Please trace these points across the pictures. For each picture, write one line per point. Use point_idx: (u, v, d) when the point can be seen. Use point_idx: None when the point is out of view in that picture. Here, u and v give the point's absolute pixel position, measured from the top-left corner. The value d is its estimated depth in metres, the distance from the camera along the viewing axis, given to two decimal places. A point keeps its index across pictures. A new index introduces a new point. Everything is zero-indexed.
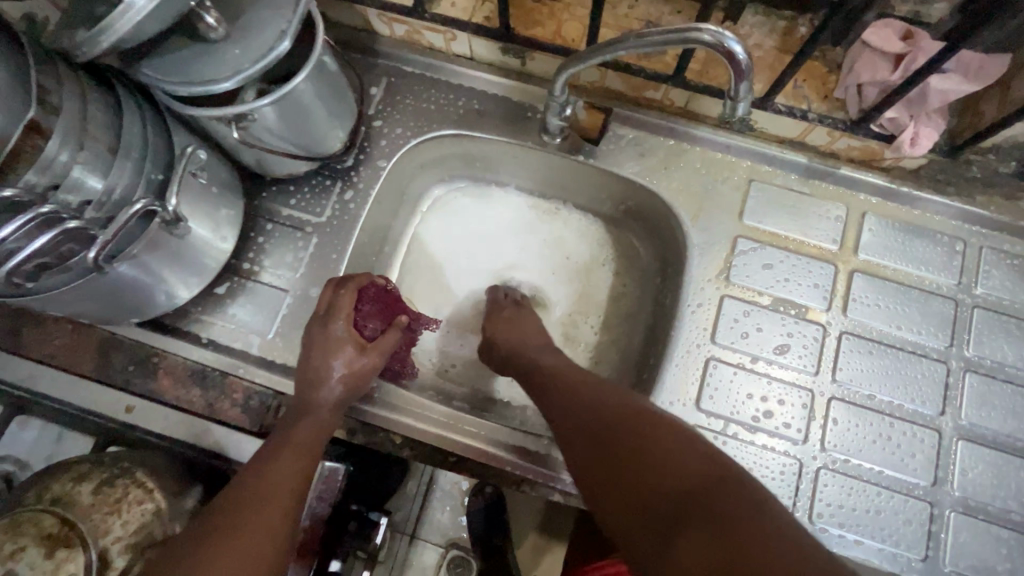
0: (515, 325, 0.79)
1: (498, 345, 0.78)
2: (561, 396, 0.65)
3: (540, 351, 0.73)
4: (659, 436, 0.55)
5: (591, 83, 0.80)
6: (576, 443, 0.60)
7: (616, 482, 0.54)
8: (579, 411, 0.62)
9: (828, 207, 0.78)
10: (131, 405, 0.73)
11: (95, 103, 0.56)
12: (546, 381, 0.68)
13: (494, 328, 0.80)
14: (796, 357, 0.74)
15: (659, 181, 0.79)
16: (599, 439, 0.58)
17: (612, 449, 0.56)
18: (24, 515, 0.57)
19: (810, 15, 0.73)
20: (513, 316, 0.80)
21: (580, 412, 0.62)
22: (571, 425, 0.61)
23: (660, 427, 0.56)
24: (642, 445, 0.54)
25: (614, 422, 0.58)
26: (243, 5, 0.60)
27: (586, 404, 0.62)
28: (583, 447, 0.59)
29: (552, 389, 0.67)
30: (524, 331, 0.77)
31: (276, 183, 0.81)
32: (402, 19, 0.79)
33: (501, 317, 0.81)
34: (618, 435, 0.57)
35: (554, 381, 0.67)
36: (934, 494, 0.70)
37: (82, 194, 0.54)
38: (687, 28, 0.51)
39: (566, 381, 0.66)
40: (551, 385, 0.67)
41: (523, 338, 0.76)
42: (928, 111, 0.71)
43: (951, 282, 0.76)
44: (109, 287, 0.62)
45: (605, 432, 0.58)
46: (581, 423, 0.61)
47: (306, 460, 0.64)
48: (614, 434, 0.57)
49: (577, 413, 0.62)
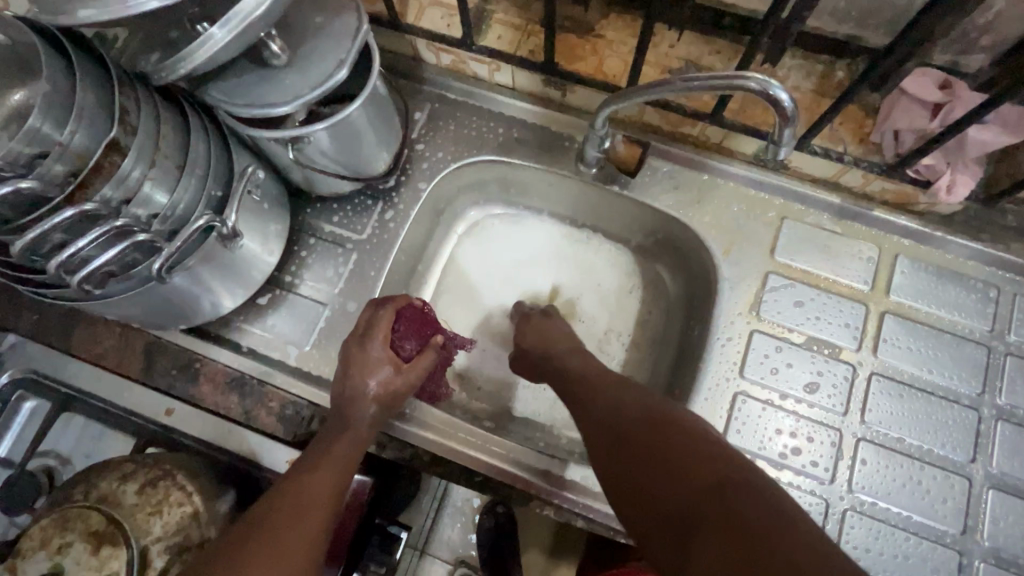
0: (559, 329, 0.80)
1: (528, 348, 0.79)
2: (586, 400, 0.66)
3: (569, 353, 0.75)
4: (679, 436, 0.55)
5: (630, 117, 0.82)
6: (603, 447, 0.61)
7: (641, 484, 0.54)
8: (605, 416, 0.63)
9: (861, 247, 0.79)
10: (171, 408, 0.75)
11: (167, 123, 0.59)
12: (573, 388, 0.69)
13: (523, 329, 0.82)
14: (825, 396, 0.74)
15: (693, 214, 0.81)
16: (626, 441, 0.58)
17: (637, 450, 0.57)
18: (73, 510, 0.59)
19: (848, 60, 0.75)
20: (544, 321, 0.82)
21: (601, 416, 0.63)
22: (594, 428, 0.63)
23: (679, 427, 0.57)
24: (665, 449, 0.55)
25: (641, 427, 0.58)
26: (305, 33, 0.64)
27: (614, 406, 0.63)
28: (606, 447, 0.60)
29: (580, 394, 0.68)
30: (558, 337, 0.78)
31: (320, 201, 0.85)
32: (450, 50, 0.82)
33: (532, 322, 0.82)
34: (639, 437, 0.58)
35: (580, 388, 0.68)
36: (963, 543, 0.70)
37: (149, 207, 0.58)
38: (734, 75, 0.53)
39: (594, 385, 0.67)
40: (574, 389, 0.69)
41: (555, 339, 0.78)
42: (964, 160, 0.72)
43: (983, 328, 0.75)
44: (164, 295, 0.65)
45: (625, 433, 0.59)
46: (609, 425, 0.61)
47: (345, 470, 0.66)
48: (640, 436, 0.58)
49: (604, 417, 0.63)
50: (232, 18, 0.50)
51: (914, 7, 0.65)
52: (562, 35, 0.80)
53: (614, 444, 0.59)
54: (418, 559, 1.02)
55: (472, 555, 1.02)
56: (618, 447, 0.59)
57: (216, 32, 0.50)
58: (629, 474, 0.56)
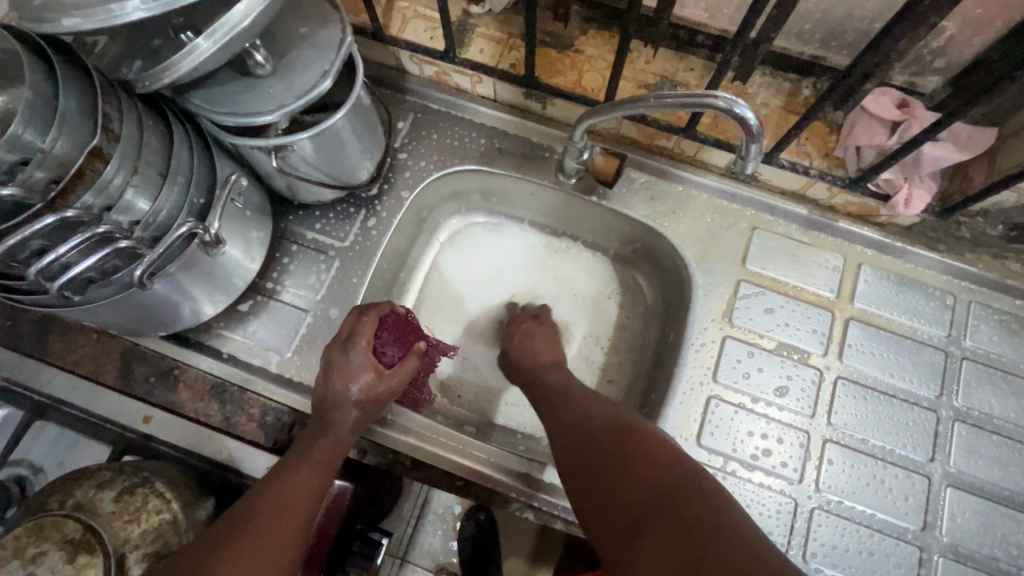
0: (544, 341, 0.81)
1: (513, 352, 0.81)
2: (557, 409, 0.68)
3: (546, 364, 0.77)
4: (641, 444, 0.59)
5: (608, 129, 0.85)
6: (570, 453, 0.63)
7: (603, 488, 0.57)
8: (575, 422, 0.65)
9: (827, 257, 0.82)
10: (148, 415, 0.75)
11: (149, 131, 0.60)
12: (546, 397, 0.71)
13: (510, 340, 0.83)
14: (794, 399, 0.77)
15: (668, 224, 0.83)
16: (591, 448, 0.61)
17: (603, 455, 0.59)
18: (48, 519, 0.59)
19: (813, 79, 0.79)
20: (530, 328, 0.83)
21: (571, 423, 0.65)
22: (563, 435, 0.65)
23: (643, 436, 0.60)
24: (627, 456, 0.58)
25: (609, 434, 0.61)
26: (289, 44, 0.65)
27: (584, 414, 0.65)
28: (573, 453, 0.62)
29: (553, 402, 0.70)
30: (539, 347, 0.80)
31: (303, 208, 0.85)
32: (432, 61, 0.84)
33: (518, 334, 0.83)
34: (605, 443, 0.60)
35: (556, 396, 0.70)
36: (923, 538, 0.73)
37: (131, 215, 0.58)
38: (704, 94, 0.56)
39: (568, 394, 0.69)
40: (547, 398, 0.71)
41: (540, 350, 0.79)
42: (921, 175, 0.76)
43: (941, 333, 0.79)
44: (144, 301, 0.65)
45: (592, 439, 0.62)
46: (578, 430, 0.64)
47: (324, 473, 0.67)
48: (607, 442, 0.60)
49: (574, 423, 0.65)
50: (218, 30, 0.51)
51: (872, 31, 0.69)
52: (543, 50, 0.82)
53: (582, 448, 0.62)
54: (399, 567, 1.02)
55: (453, 562, 1.02)
56: (586, 451, 0.61)
57: (201, 42, 0.51)
58: (594, 479, 0.59)
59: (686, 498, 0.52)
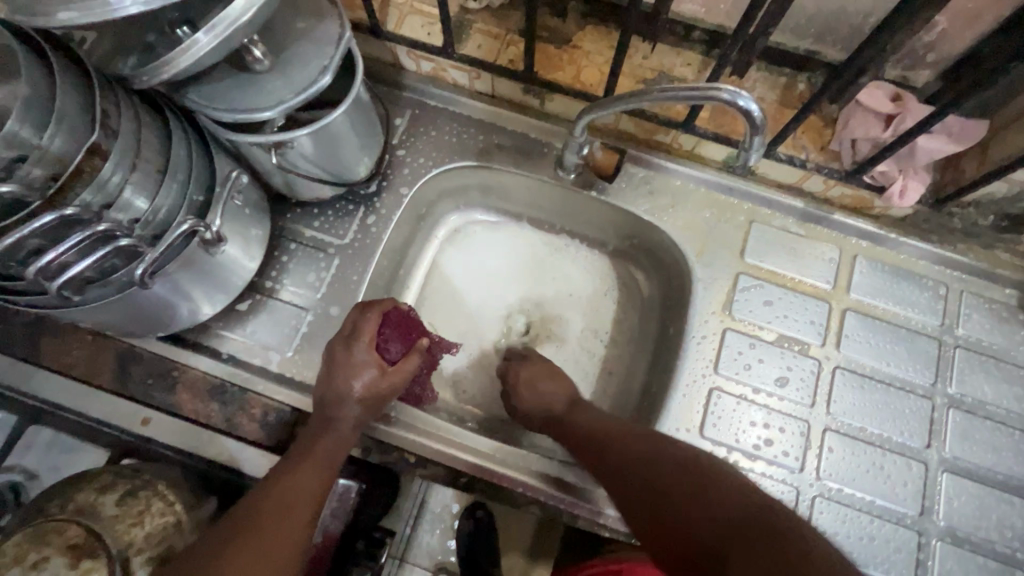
0: (549, 380, 0.79)
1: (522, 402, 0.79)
2: (603, 451, 0.67)
3: (572, 409, 0.75)
4: (704, 476, 0.58)
5: (607, 124, 0.85)
6: (630, 495, 0.61)
7: (674, 525, 0.55)
8: (625, 460, 0.64)
9: (823, 249, 0.83)
10: (147, 417, 0.74)
11: (146, 127, 0.59)
12: (587, 438, 0.70)
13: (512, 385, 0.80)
14: (794, 389, 0.79)
15: (667, 219, 0.84)
16: (653, 485, 0.59)
17: (665, 489, 0.58)
18: (49, 525, 0.58)
19: (808, 73, 0.80)
20: (543, 367, 0.80)
21: (623, 462, 0.64)
22: (619, 475, 0.63)
23: (704, 468, 0.59)
24: (693, 488, 0.56)
25: (669, 468, 0.60)
26: (288, 39, 0.64)
27: (633, 450, 0.64)
28: (634, 494, 0.61)
29: (597, 445, 0.68)
30: (547, 391, 0.77)
31: (300, 206, 0.85)
32: (430, 57, 0.84)
33: (521, 381, 0.79)
34: (666, 478, 0.59)
35: (599, 439, 0.68)
36: (922, 523, 0.74)
37: (130, 213, 0.57)
38: (706, 87, 0.56)
39: (609, 433, 0.68)
40: (589, 439, 0.70)
41: (553, 395, 0.77)
42: (915, 167, 0.77)
43: (935, 322, 0.81)
44: (142, 302, 0.64)
45: (653, 477, 0.60)
46: (630, 471, 0.62)
47: (326, 473, 0.66)
48: (671, 477, 0.59)
49: (625, 463, 0.63)
50: (217, 25, 0.50)
51: (866, 26, 0.70)
52: (541, 46, 0.82)
53: (641, 488, 0.60)
54: (398, 566, 1.01)
55: (452, 561, 1.02)
56: (647, 490, 0.60)
57: (201, 37, 0.50)
58: (661, 517, 0.57)
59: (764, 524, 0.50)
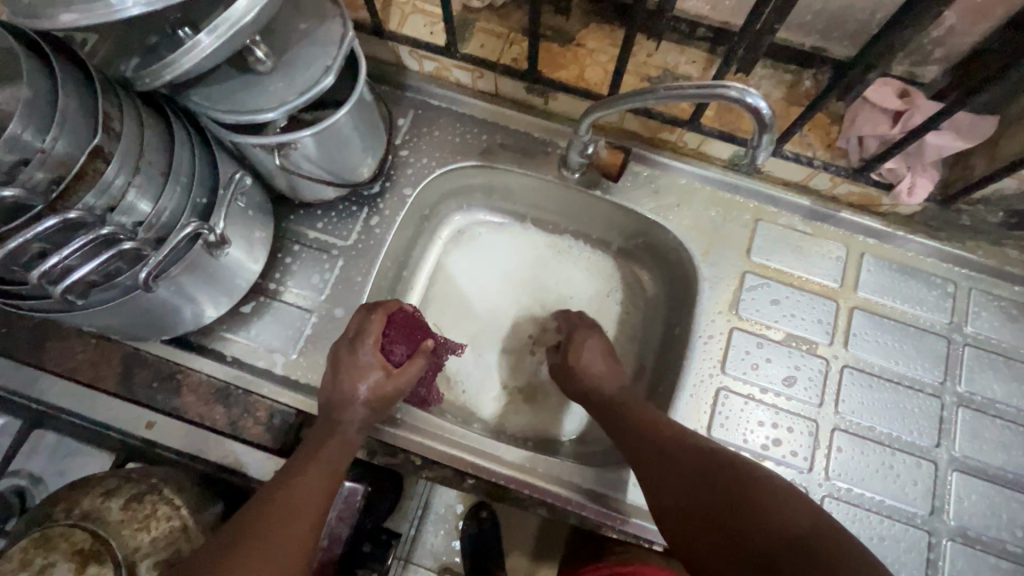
0: (601, 358, 0.78)
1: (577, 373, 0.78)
2: (641, 447, 0.67)
3: (622, 396, 0.74)
4: (751, 486, 0.57)
5: (611, 123, 0.85)
6: (674, 498, 0.61)
7: (723, 537, 0.55)
8: (666, 461, 0.64)
9: (830, 247, 0.83)
10: (152, 421, 0.73)
11: (150, 129, 0.58)
12: (629, 429, 0.69)
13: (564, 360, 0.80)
14: (801, 389, 0.78)
15: (672, 218, 0.83)
16: (700, 493, 0.59)
17: (713, 500, 0.58)
18: (55, 530, 0.57)
19: (814, 70, 0.79)
20: (597, 346, 0.80)
21: (664, 463, 0.64)
22: (659, 476, 0.64)
23: (751, 480, 0.58)
24: (741, 500, 0.56)
25: (716, 476, 0.60)
26: (290, 40, 0.63)
27: (675, 458, 0.63)
28: (678, 499, 0.61)
29: (637, 437, 0.68)
30: (600, 370, 0.77)
31: (303, 207, 0.84)
32: (432, 56, 0.83)
33: (586, 348, 0.79)
34: (712, 488, 0.59)
35: (642, 433, 0.68)
36: (932, 523, 0.74)
37: (133, 216, 0.56)
38: (715, 85, 0.56)
39: (653, 431, 0.67)
40: (631, 434, 0.69)
41: (605, 376, 0.76)
42: (923, 164, 0.77)
43: (943, 320, 0.80)
44: (146, 305, 0.64)
45: (699, 484, 0.60)
46: (672, 474, 0.62)
47: (330, 478, 0.66)
48: (718, 487, 0.59)
49: (666, 466, 0.63)
50: (219, 26, 0.50)
51: (873, 22, 0.70)
52: (544, 44, 0.82)
53: (687, 494, 0.60)
54: (403, 568, 1.01)
55: (456, 562, 1.01)
56: (692, 495, 0.60)
57: (203, 39, 0.50)
58: (708, 526, 0.57)
59: (820, 550, 0.49)
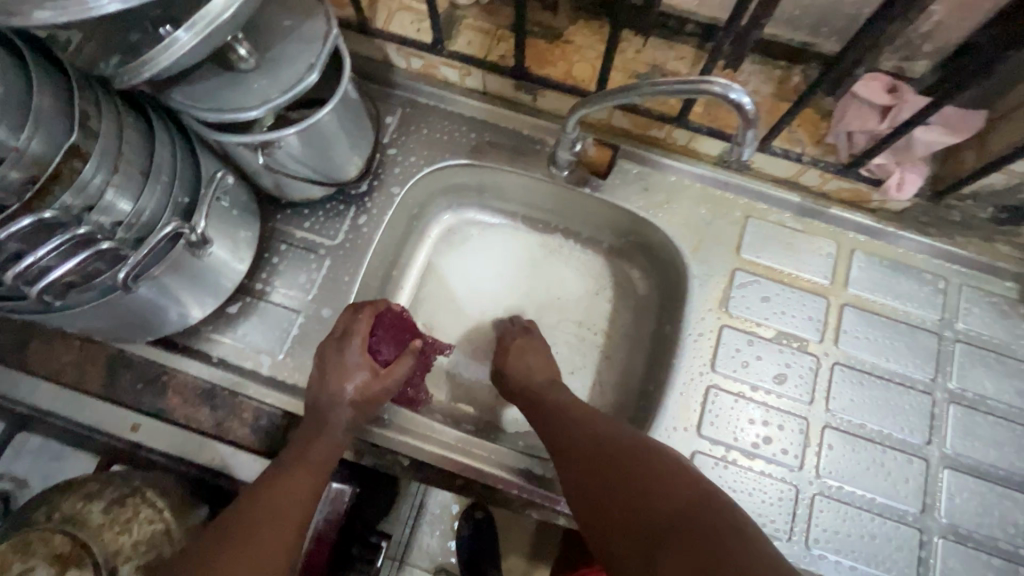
0: (530, 357, 0.80)
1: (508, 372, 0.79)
2: (556, 425, 0.68)
3: (545, 387, 0.74)
4: (645, 460, 0.58)
5: (599, 120, 0.84)
6: (576, 472, 0.62)
7: (616, 506, 0.56)
8: (575, 439, 0.64)
9: (820, 243, 0.82)
10: (137, 422, 0.73)
11: (129, 128, 0.58)
12: (550, 411, 0.70)
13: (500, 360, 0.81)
14: (792, 386, 0.77)
15: (662, 215, 0.83)
16: (599, 465, 0.60)
17: (610, 472, 0.59)
18: (35, 534, 0.57)
19: (803, 66, 0.79)
20: (524, 344, 0.81)
21: (573, 440, 0.64)
22: (568, 453, 0.64)
23: (648, 454, 0.59)
24: (634, 472, 0.57)
25: (615, 450, 0.60)
26: (272, 38, 0.63)
27: (581, 438, 0.64)
28: (579, 473, 0.61)
29: (554, 419, 0.69)
30: (529, 365, 0.78)
31: (291, 206, 0.84)
32: (420, 54, 0.82)
33: (512, 349, 0.81)
34: (611, 461, 0.59)
35: (560, 415, 0.69)
36: (924, 521, 0.73)
37: (112, 215, 0.56)
38: (699, 80, 0.55)
39: (570, 416, 0.68)
40: (550, 418, 0.69)
41: (535, 370, 0.78)
42: (913, 159, 0.76)
43: (934, 317, 0.80)
44: (126, 307, 0.63)
45: (601, 459, 0.61)
46: (579, 450, 0.63)
47: (316, 477, 0.65)
48: (616, 459, 0.59)
49: (575, 442, 0.64)
50: (198, 22, 0.49)
51: (862, 16, 0.69)
52: (532, 41, 0.81)
53: (586, 468, 0.61)
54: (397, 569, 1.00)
55: (451, 563, 1.01)
56: (591, 468, 0.60)
57: (182, 35, 0.49)
58: (603, 498, 0.57)
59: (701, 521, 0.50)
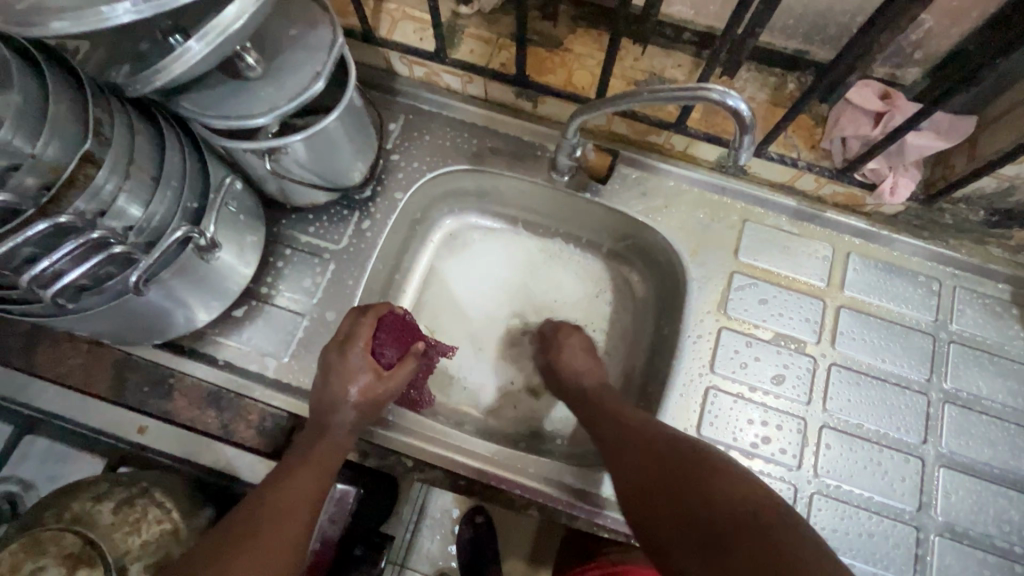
0: (582, 354, 0.82)
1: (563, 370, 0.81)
2: (606, 427, 0.70)
3: (598, 389, 0.77)
4: (694, 461, 0.59)
5: (599, 126, 0.86)
6: (627, 473, 0.63)
7: (668, 507, 0.57)
8: (625, 440, 0.66)
9: (816, 246, 0.84)
10: (144, 425, 0.77)
11: (140, 135, 0.59)
12: (601, 413, 0.73)
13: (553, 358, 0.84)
14: (790, 387, 0.79)
15: (660, 219, 0.84)
16: (650, 465, 0.61)
17: (661, 471, 0.60)
18: (45, 534, 0.58)
19: (798, 73, 0.81)
20: (577, 343, 0.83)
21: (623, 442, 0.66)
22: (618, 454, 0.66)
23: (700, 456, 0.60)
24: (686, 472, 0.58)
25: (664, 451, 0.62)
26: (279, 47, 0.64)
27: (631, 439, 0.66)
28: (630, 473, 0.63)
29: (604, 421, 0.71)
30: (583, 364, 0.81)
31: (296, 211, 0.85)
32: (422, 62, 0.84)
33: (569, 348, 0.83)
34: (661, 462, 0.61)
35: (609, 418, 0.71)
36: (920, 519, 0.75)
37: (124, 220, 0.57)
38: (698, 87, 0.57)
39: (620, 419, 0.70)
40: (601, 421, 0.72)
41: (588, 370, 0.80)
42: (905, 164, 0.78)
43: (928, 318, 0.81)
44: (135, 310, 0.64)
45: (651, 459, 0.62)
46: (628, 451, 0.65)
47: (321, 479, 0.66)
48: (666, 461, 0.61)
49: (624, 443, 0.66)
50: (209, 32, 0.50)
51: (854, 25, 0.71)
52: (533, 49, 0.83)
53: (638, 468, 0.62)
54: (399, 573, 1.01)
55: (452, 566, 1.02)
56: (643, 469, 0.62)
57: (193, 45, 0.51)
58: (654, 498, 0.59)
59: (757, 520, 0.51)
